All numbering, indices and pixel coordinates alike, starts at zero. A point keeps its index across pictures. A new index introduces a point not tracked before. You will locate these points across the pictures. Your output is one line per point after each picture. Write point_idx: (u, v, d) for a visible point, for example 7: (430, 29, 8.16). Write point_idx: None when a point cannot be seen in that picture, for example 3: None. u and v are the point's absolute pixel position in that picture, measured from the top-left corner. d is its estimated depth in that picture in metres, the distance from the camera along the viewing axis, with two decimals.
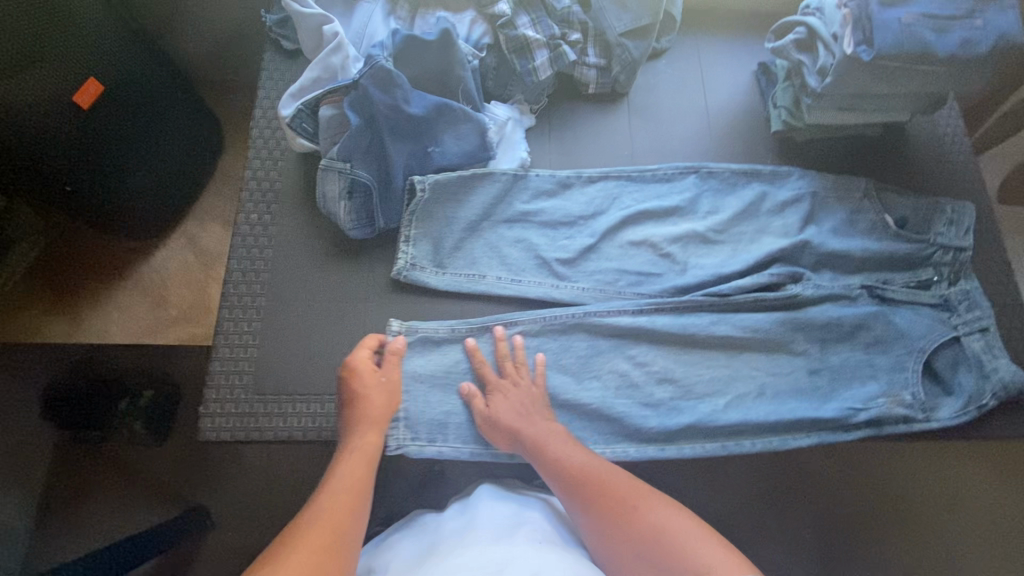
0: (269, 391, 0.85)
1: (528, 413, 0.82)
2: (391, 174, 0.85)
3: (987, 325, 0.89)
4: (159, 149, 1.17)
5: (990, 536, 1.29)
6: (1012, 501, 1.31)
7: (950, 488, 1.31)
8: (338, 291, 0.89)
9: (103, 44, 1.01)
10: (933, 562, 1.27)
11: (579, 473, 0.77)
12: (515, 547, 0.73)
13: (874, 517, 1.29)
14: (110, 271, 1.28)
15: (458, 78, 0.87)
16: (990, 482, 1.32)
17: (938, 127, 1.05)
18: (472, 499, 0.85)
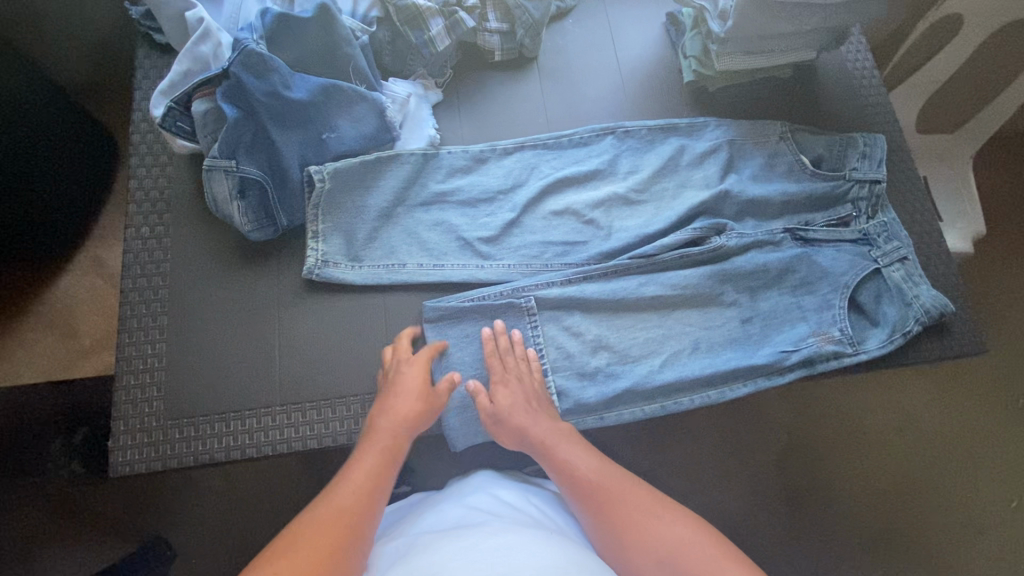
0: (183, 414, 0.80)
1: (534, 410, 0.81)
2: (284, 168, 0.79)
3: (905, 254, 0.91)
4: (48, 169, 1.07)
5: (934, 452, 1.35)
6: (950, 416, 1.38)
7: (891, 411, 1.37)
8: (245, 300, 0.84)
9: None
10: (885, 484, 1.33)
11: (585, 475, 0.76)
12: (517, 534, 0.66)
13: (825, 449, 1.34)
14: (8, 309, 1.17)
15: (346, 56, 0.81)
16: (929, 401, 1.39)
17: (845, 63, 1.05)
18: (473, 484, 0.82)
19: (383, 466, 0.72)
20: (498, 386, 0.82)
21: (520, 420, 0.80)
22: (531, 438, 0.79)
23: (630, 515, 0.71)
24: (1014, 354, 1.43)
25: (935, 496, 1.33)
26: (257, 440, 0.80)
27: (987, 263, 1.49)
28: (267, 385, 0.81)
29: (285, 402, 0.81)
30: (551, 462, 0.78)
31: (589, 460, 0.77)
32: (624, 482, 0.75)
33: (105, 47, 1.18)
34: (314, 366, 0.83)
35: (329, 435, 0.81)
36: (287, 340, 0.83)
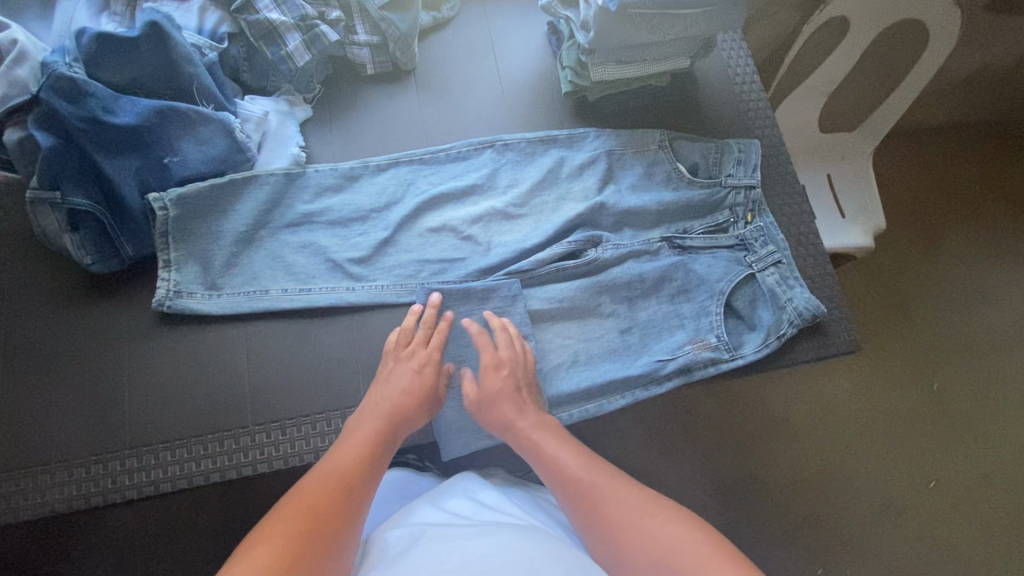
0: (20, 465, 0.73)
1: (522, 402, 0.80)
2: (119, 196, 0.74)
3: (778, 258, 0.92)
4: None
5: (844, 442, 1.38)
6: (858, 406, 1.41)
7: (800, 404, 1.40)
8: (92, 337, 0.78)
9: None
10: (798, 479, 1.34)
11: (571, 476, 0.73)
12: (495, 533, 0.65)
13: (740, 448, 1.35)
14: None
15: (187, 75, 0.77)
16: (836, 392, 1.42)
17: (724, 70, 1.07)
18: (466, 483, 0.79)
19: (377, 438, 0.74)
20: (489, 368, 0.81)
21: (506, 411, 0.79)
22: (516, 433, 0.78)
23: (618, 515, 0.68)
24: (920, 342, 1.48)
25: (849, 489, 1.35)
26: (104, 487, 0.74)
27: (889, 256, 1.55)
28: (114, 427, 0.76)
29: (136, 445, 0.75)
30: (539, 458, 0.76)
31: (579, 456, 0.75)
32: (614, 481, 0.72)
33: None
34: (169, 403, 0.78)
35: (185, 476, 0.75)
36: (139, 377, 0.78)
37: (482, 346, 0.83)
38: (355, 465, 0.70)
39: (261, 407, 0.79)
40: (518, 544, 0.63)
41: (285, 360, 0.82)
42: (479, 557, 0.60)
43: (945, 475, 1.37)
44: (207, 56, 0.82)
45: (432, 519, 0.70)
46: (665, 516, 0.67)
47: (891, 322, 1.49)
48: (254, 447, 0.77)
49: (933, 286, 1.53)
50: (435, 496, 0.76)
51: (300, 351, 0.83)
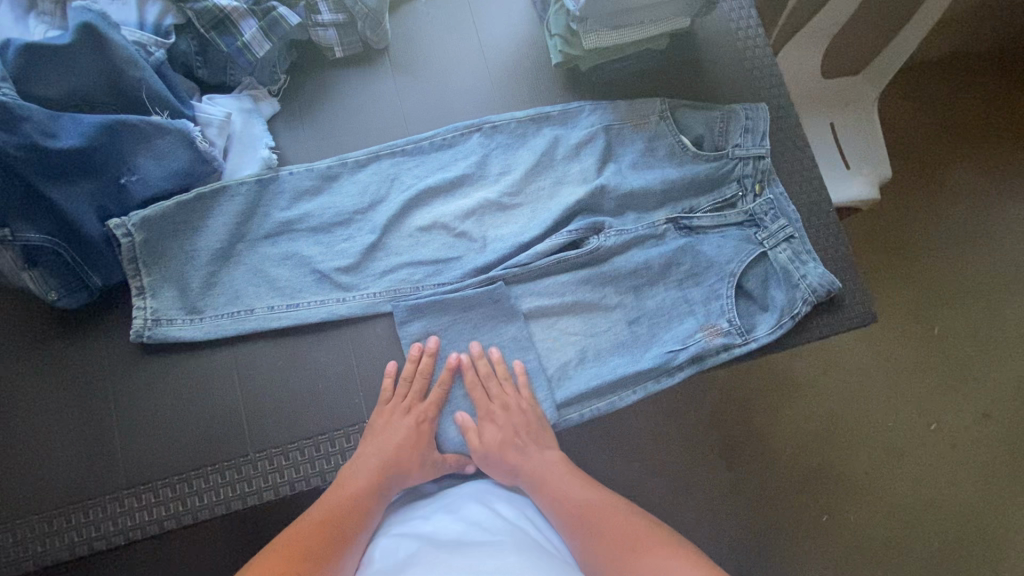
0: (14, 515, 0.70)
1: (524, 446, 0.77)
2: (77, 225, 0.67)
3: (791, 233, 0.87)
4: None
5: (871, 401, 1.33)
6: (886, 365, 1.35)
7: (828, 369, 1.33)
8: (71, 376, 0.73)
9: None
10: (828, 449, 1.29)
11: (576, 503, 0.71)
12: (506, 557, 0.59)
13: (768, 424, 1.28)
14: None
15: (134, 80, 0.69)
16: (861, 354, 1.35)
17: (727, 26, 0.98)
18: (482, 496, 0.74)
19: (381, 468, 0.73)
20: (483, 420, 0.78)
21: (510, 458, 0.76)
22: (523, 477, 0.76)
23: (620, 541, 0.65)
24: (943, 285, 1.41)
25: (876, 452, 1.30)
26: (105, 530, 0.71)
27: (909, 204, 1.45)
28: (109, 468, 0.72)
29: (132, 484, 0.72)
30: (540, 497, 0.74)
31: (596, 488, 0.74)
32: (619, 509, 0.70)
33: None
34: (160, 437, 0.74)
35: (189, 512, 0.72)
36: (127, 413, 0.74)
37: (477, 396, 0.79)
38: (350, 505, 0.69)
39: (259, 432, 0.76)
40: (533, 567, 0.58)
41: (279, 381, 0.78)
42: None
43: (945, 416, 1.33)
44: (153, 55, 0.73)
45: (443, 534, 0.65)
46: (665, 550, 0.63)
47: (893, 265, 1.41)
48: (257, 476, 0.74)
49: (940, 228, 1.44)
50: (452, 504, 0.72)
51: (294, 371, 0.78)
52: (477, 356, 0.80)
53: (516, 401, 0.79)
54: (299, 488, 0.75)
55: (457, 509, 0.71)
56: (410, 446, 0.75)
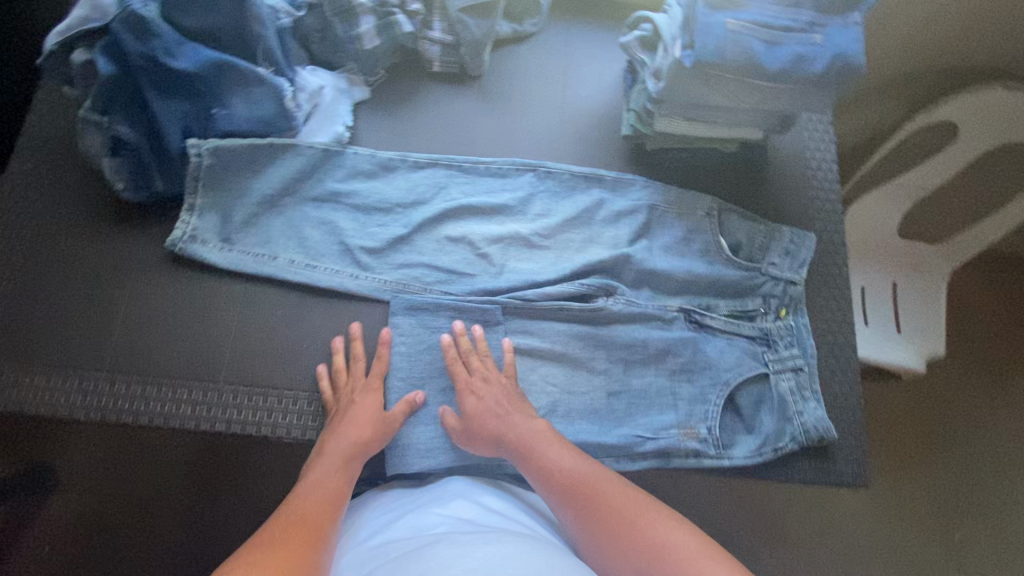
0: (9, 358, 0.77)
1: (508, 414, 0.77)
2: (163, 136, 0.76)
3: (800, 365, 0.86)
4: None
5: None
6: (887, 549, 1.22)
7: (825, 530, 1.22)
8: (105, 258, 0.81)
9: None
10: None
11: (565, 472, 0.71)
12: (500, 540, 0.60)
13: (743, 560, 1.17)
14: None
15: (255, 35, 0.79)
16: (864, 528, 1.23)
17: (800, 152, 0.99)
18: (462, 492, 0.74)
19: (341, 477, 0.72)
20: (465, 393, 0.79)
21: (495, 424, 0.76)
22: (507, 441, 0.75)
23: (616, 514, 0.66)
24: (972, 487, 1.28)
25: None
26: (73, 402, 0.76)
27: (958, 390, 1.35)
28: (101, 349, 0.79)
29: (113, 370, 0.78)
30: (528, 463, 0.73)
31: (577, 458, 0.72)
32: (608, 477, 0.70)
33: None
34: (153, 338, 0.80)
35: (149, 413, 0.77)
36: (136, 307, 0.80)
37: (455, 372, 0.81)
38: (320, 508, 0.66)
39: (236, 366, 0.80)
40: (533, 552, 0.59)
41: (273, 326, 0.82)
42: (495, 562, 0.55)
43: None
44: (281, 19, 0.84)
45: (432, 530, 0.64)
46: (659, 518, 0.65)
47: (923, 447, 1.30)
48: (218, 404, 0.78)
49: (983, 431, 1.32)
50: (440, 503, 0.71)
51: (288, 323, 0.83)
52: (459, 334, 0.83)
53: (496, 376, 0.81)
54: (251, 432, 0.78)
55: (430, 512, 0.69)
56: (372, 425, 0.77)
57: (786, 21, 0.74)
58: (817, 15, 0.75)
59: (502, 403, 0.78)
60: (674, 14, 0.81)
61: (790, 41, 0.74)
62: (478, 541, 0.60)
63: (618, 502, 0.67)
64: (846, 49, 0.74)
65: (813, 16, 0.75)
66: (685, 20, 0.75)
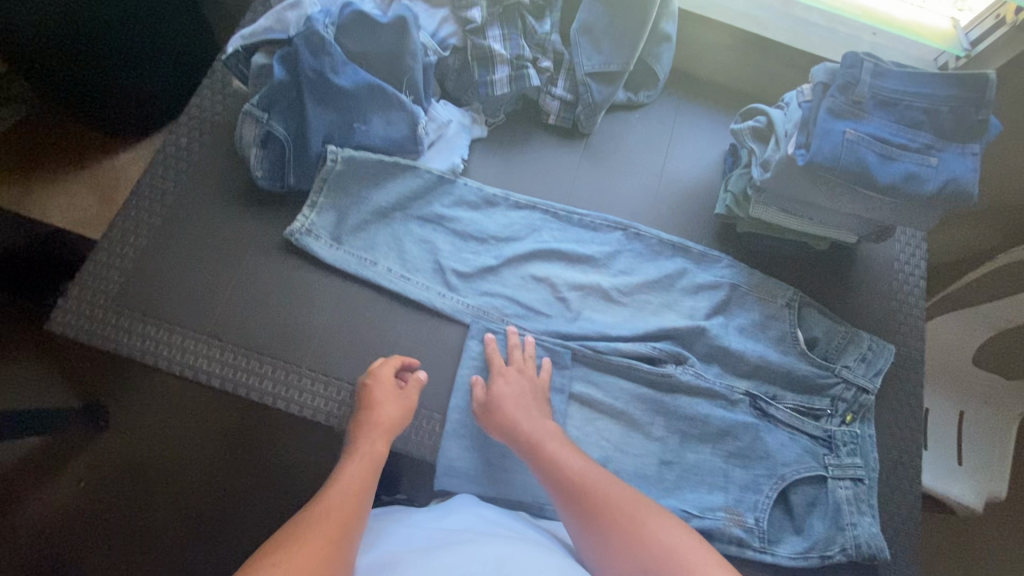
0: (128, 305, 0.85)
1: (529, 408, 0.80)
2: (308, 138, 0.85)
3: (860, 476, 0.84)
4: (126, 29, 1.10)
5: None
6: None
7: None
8: (228, 233, 0.90)
9: None
10: None
11: (572, 472, 0.72)
12: (507, 548, 0.65)
13: None
14: (57, 158, 1.27)
15: (406, 67, 0.88)
16: None
17: (890, 260, 0.99)
18: (464, 505, 0.78)
19: (366, 479, 0.71)
20: (497, 376, 0.83)
21: (513, 413, 0.79)
22: (518, 432, 0.78)
23: (618, 518, 0.67)
24: None
25: None
26: (175, 356, 0.84)
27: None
28: (208, 315, 0.86)
29: (214, 336, 0.85)
30: (537, 455, 0.75)
31: (585, 461, 0.74)
32: (611, 480, 0.72)
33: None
34: (253, 316, 0.87)
35: (238, 382, 0.84)
36: (246, 284, 0.88)
37: (493, 357, 0.86)
38: (343, 508, 0.65)
39: (320, 356, 0.86)
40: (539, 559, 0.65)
41: (360, 326, 0.88)
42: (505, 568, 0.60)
43: None
44: (428, 57, 0.92)
45: (440, 535, 0.68)
46: (659, 520, 0.67)
47: None
48: (298, 387, 0.85)
49: None
50: (444, 512, 0.76)
51: (374, 325, 0.89)
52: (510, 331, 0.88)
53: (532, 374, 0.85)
54: (323, 417, 0.84)
55: (434, 522, 0.72)
56: (399, 409, 0.80)
57: (904, 138, 0.76)
58: (935, 138, 0.77)
59: (523, 398, 0.81)
60: (792, 113, 0.86)
61: (904, 158, 0.76)
62: (486, 547, 0.64)
63: (622, 505, 0.68)
64: (960, 174, 0.75)
65: (932, 138, 0.77)
66: (804, 120, 0.79)
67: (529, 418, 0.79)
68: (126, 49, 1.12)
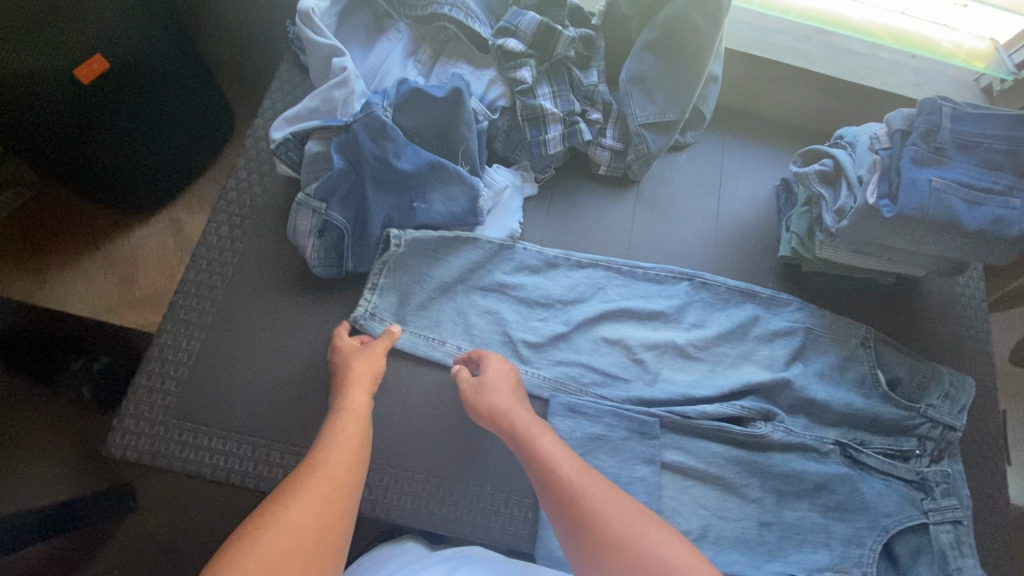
0: (188, 417, 0.79)
1: (518, 398, 0.76)
2: (368, 222, 0.82)
3: (961, 518, 0.82)
4: (141, 106, 1.03)
5: None
6: None
7: None
8: (285, 325, 0.85)
9: (131, 32, 0.95)
10: None
11: (559, 473, 0.66)
12: None
13: None
14: (67, 243, 1.19)
15: (461, 138, 0.84)
16: None
17: (954, 289, 0.98)
18: (473, 558, 0.72)
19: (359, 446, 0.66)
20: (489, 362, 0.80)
21: (501, 401, 0.75)
22: (506, 417, 0.73)
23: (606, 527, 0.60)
24: None
25: None
26: (246, 468, 0.78)
27: None
28: (275, 418, 0.80)
29: (285, 441, 0.79)
30: (527, 452, 0.69)
31: (574, 461, 0.67)
32: (604, 485, 0.65)
33: (250, 57, 1.24)
34: (323, 414, 0.81)
35: None
36: (310, 380, 0.82)
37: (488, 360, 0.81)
38: (333, 473, 0.61)
39: (397, 450, 0.82)
40: None
41: (435, 413, 0.84)
42: None
43: None
44: (480, 122, 0.88)
45: None
46: (657, 535, 0.60)
47: None
48: (380, 486, 0.80)
49: None
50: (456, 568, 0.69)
51: (449, 410, 0.84)
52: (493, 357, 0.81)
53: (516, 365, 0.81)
54: (409, 516, 0.80)
55: None
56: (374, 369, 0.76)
57: (988, 182, 0.75)
58: (1017, 178, 0.75)
59: (517, 395, 0.78)
60: (861, 155, 0.83)
61: (990, 202, 0.74)
62: None
63: (613, 509, 0.62)
64: None
65: (1013, 179, 0.75)
66: (885, 167, 0.78)
67: (515, 404, 0.75)
68: (141, 131, 1.05)
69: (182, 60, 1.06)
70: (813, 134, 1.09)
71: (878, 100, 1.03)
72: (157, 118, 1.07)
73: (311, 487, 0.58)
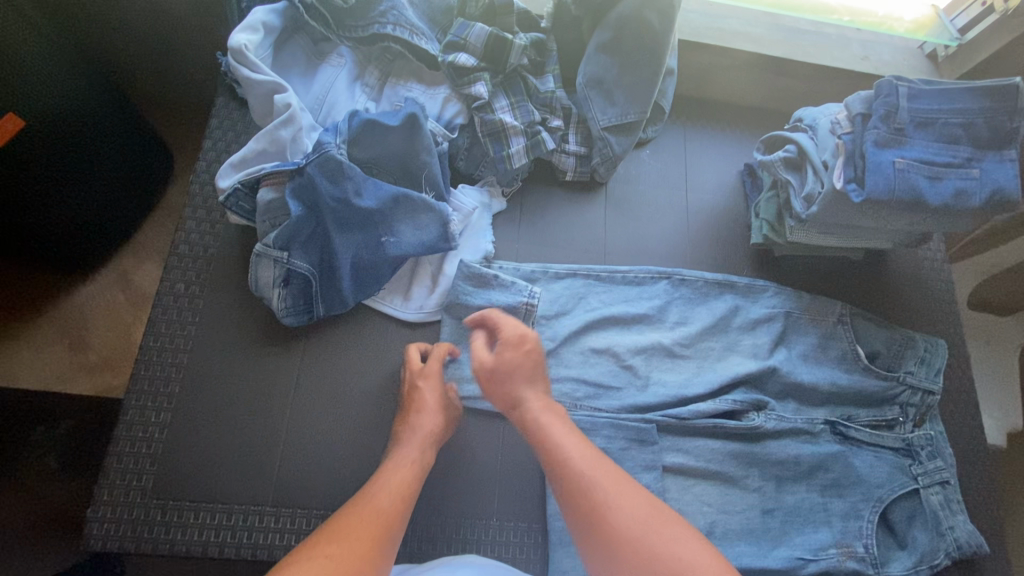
0: (171, 495, 0.75)
1: (531, 380, 0.76)
2: (335, 264, 0.77)
3: (948, 478, 0.86)
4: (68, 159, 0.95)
5: None
6: None
7: None
8: (262, 383, 0.80)
9: (47, 81, 0.86)
10: None
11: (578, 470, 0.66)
12: None
13: None
14: (5, 312, 1.10)
15: (422, 163, 0.81)
16: None
17: (919, 256, 1.01)
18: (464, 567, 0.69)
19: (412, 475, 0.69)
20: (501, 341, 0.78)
21: (516, 384, 0.75)
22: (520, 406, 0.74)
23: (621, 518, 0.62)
24: None
25: None
26: (240, 540, 0.74)
27: None
28: (264, 482, 0.76)
29: (278, 505, 0.75)
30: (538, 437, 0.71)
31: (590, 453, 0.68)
32: (620, 480, 0.66)
33: (181, 92, 1.16)
34: (314, 469, 0.77)
35: None
36: (295, 437, 0.78)
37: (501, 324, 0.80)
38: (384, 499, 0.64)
39: None
40: None
41: None
42: None
43: None
44: (439, 143, 0.86)
45: None
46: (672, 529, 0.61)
47: None
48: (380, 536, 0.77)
49: None
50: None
51: (447, 444, 0.82)
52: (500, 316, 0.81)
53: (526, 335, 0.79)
54: (419, 559, 0.77)
55: None
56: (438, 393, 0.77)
57: (946, 157, 0.76)
58: (973, 149, 0.77)
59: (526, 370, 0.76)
60: (823, 139, 0.84)
61: (951, 176, 0.76)
62: None
63: (628, 501, 0.63)
64: (1006, 184, 0.76)
65: (970, 150, 0.77)
66: (848, 152, 0.79)
67: (536, 383, 0.76)
68: (73, 186, 0.97)
69: (106, 105, 0.98)
70: (770, 117, 1.09)
71: (829, 77, 1.04)
72: (88, 171, 0.99)
73: (353, 528, 0.59)
